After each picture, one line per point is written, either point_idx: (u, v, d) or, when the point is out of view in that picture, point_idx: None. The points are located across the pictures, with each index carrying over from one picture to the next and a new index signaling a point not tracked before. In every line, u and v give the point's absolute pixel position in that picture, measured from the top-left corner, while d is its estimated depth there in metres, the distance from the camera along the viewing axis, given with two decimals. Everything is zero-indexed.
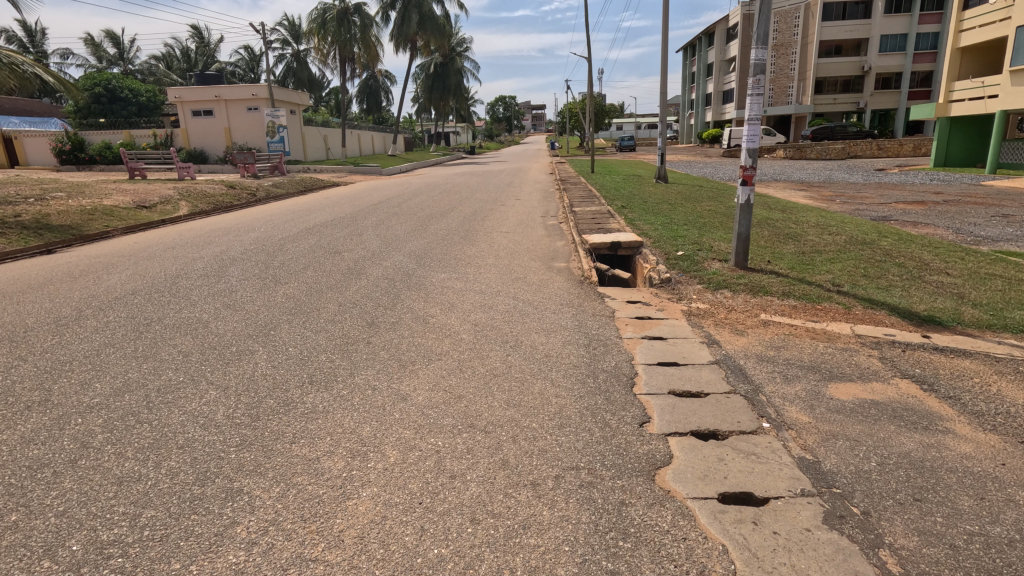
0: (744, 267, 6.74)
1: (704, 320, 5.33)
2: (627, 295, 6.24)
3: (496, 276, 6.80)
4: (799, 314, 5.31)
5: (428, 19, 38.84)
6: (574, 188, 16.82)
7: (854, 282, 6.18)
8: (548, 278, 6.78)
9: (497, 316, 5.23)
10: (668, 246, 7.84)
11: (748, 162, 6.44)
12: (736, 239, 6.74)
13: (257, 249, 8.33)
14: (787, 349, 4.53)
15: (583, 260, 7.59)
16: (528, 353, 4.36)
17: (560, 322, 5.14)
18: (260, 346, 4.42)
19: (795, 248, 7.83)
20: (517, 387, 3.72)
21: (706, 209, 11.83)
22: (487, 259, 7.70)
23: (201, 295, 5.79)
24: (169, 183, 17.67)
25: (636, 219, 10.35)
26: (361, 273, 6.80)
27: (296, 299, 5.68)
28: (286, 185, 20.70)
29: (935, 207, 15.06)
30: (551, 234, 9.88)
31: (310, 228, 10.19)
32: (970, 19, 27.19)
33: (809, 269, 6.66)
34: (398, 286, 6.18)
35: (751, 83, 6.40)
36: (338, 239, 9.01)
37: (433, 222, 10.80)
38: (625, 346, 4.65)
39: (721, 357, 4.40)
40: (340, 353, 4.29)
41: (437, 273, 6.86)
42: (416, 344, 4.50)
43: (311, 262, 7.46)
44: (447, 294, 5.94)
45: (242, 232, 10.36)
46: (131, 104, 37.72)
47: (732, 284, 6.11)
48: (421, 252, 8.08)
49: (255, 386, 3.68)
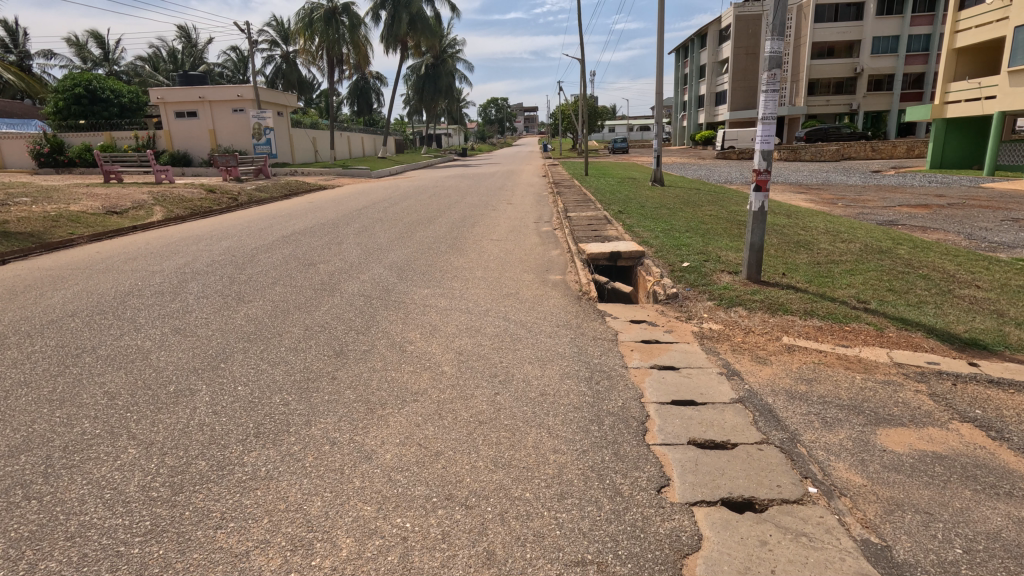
0: (757, 280, 6.16)
1: (719, 344, 4.73)
2: (631, 313, 5.63)
3: (485, 291, 6.19)
4: (825, 337, 4.73)
5: (418, 19, 38.13)
6: (569, 192, 16.21)
7: (881, 298, 5.59)
8: (542, 294, 6.16)
9: (484, 341, 4.59)
10: (672, 256, 7.23)
11: (761, 165, 5.86)
12: (748, 250, 6.17)
13: (227, 261, 7.65)
14: (820, 383, 3.92)
15: (580, 272, 7.00)
16: (521, 390, 3.72)
17: (556, 348, 4.51)
18: (205, 383, 3.73)
19: (809, 258, 7.26)
20: (508, 440, 3.08)
21: (708, 214, 11.25)
22: (477, 271, 7.09)
23: (150, 318, 5.10)
24: (144, 187, 16.86)
25: (635, 225, 9.76)
26: (335, 289, 6.14)
27: (257, 322, 5.01)
28: (270, 188, 19.95)
29: (940, 211, 14.61)
30: (545, 242, 9.26)
31: (286, 236, 9.50)
32: (966, 19, 26.92)
33: (828, 284, 6.09)
34: (375, 305, 5.54)
35: (765, 78, 5.80)
36: (316, 249, 8.33)
37: (419, 229, 10.16)
38: (633, 378, 4.03)
39: (744, 393, 3.79)
40: (298, 393, 3.61)
41: (421, 288, 6.24)
42: (388, 380, 3.84)
43: (283, 275, 6.79)
44: (429, 315, 5.30)
45: (215, 241, 9.66)
46: (113, 105, 36.61)
47: (746, 300, 5.53)
48: (404, 264, 7.42)
49: (186, 441, 3.00)
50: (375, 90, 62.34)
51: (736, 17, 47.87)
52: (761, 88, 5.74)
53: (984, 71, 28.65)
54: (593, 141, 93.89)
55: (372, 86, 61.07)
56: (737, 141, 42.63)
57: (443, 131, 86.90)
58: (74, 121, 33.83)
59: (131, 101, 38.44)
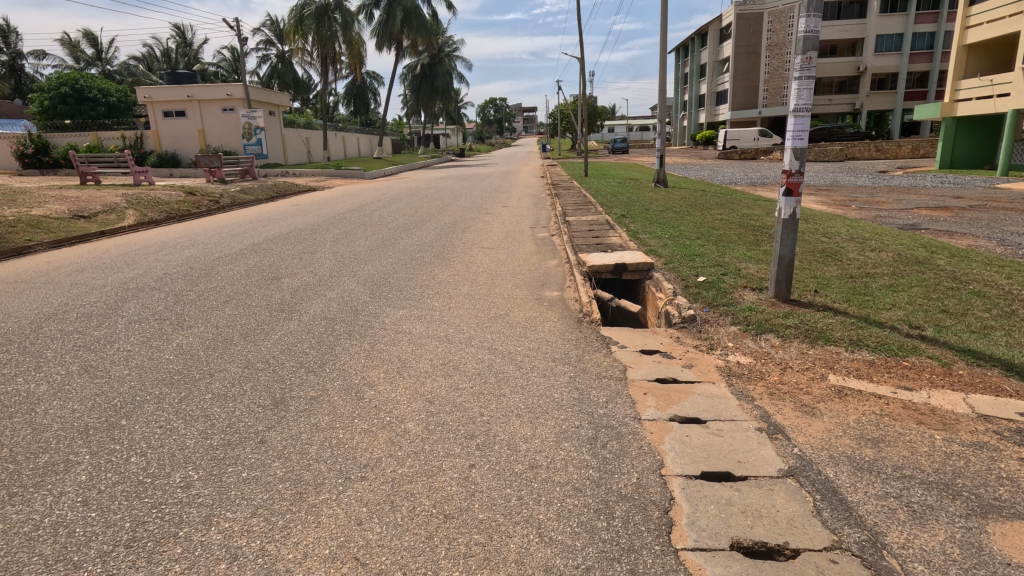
0: (787, 299, 5.29)
1: (751, 384, 3.88)
2: (641, 339, 4.80)
3: (471, 311, 5.34)
4: (881, 375, 3.87)
5: (414, 16, 37.27)
6: (568, 194, 15.35)
7: (937, 323, 4.71)
8: (536, 315, 5.29)
9: (463, 384, 3.73)
10: (685, 268, 6.37)
11: (793, 165, 5.00)
12: (776, 264, 5.29)
13: (182, 273, 6.77)
14: (891, 446, 3.02)
15: (581, 286, 6.19)
16: (506, 462, 2.83)
17: (551, 393, 3.64)
18: (91, 453, 2.84)
19: (840, 271, 6.41)
20: (481, 554, 2.20)
21: (719, 219, 10.37)
22: (463, 286, 6.24)
23: (59, 352, 4.20)
24: (120, 189, 15.97)
25: (639, 231, 8.90)
26: (296, 310, 5.26)
27: (192, 356, 4.12)
28: (256, 190, 19.07)
29: (961, 214, 13.74)
30: (541, 251, 8.38)
31: (256, 245, 8.60)
32: (978, 15, 26.17)
33: (871, 303, 5.22)
34: (338, 332, 4.66)
35: (799, 63, 4.88)
36: (286, 260, 7.45)
37: (403, 236, 9.28)
38: (649, 437, 3.18)
39: (796, 462, 2.91)
40: (210, 467, 2.72)
41: (396, 308, 5.37)
42: (332, 447, 2.94)
43: (241, 291, 5.93)
44: (402, 344, 4.44)
45: (180, 248, 8.79)
46: (101, 104, 35.88)
47: (779, 325, 4.68)
48: (381, 278, 6.54)
49: (22, 563, 2.10)
50: (372, 90, 61.46)
51: (737, 15, 47.11)
52: (793, 74, 4.84)
53: (995, 67, 27.82)
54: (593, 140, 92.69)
55: (369, 85, 60.17)
56: (739, 141, 41.81)
57: (442, 130, 86.13)
58: (60, 121, 32.93)
59: (119, 101, 37.52)
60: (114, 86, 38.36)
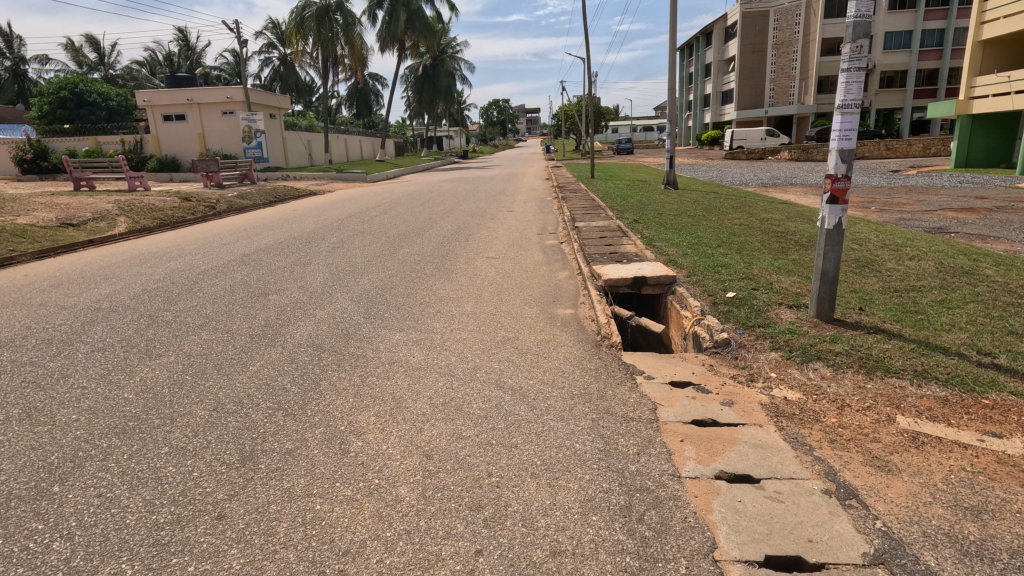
0: (829, 318, 4.71)
1: (804, 427, 3.30)
2: (669, 367, 4.24)
3: (475, 333, 4.80)
4: (960, 417, 3.27)
5: (416, 17, 36.78)
6: (575, 197, 14.84)
7: (1010, 348, 4.12)
8: (548, 338, 4.73)
9: (466, 429, 3.18)
10: (712, 282, 5.80)
11: (839, 169, 4.42)
12: (818, 279, 4.71)
13: (162, 290, 6.23)
14: (999, 520, 2.44)
15: (596, 302, 5.64)
16: (521, 547, 2.27)
17: (570, 443, 3.07)
18: (3, 537, 2.28)
19: (882, 284, 5.81)
20: None
21: (738, 224, 9.82)
22: (466, 303, 5.69)
23: (2, 390, 3.65)
24: (113, 196, 15.50)
25: (655, 238, 8.36)
26: (280, 335, 4.71)
27: (154, 396, 3.56)
28: (254, 195, 18.56)
29: (989, 215, 13.07)
30: (551, 261, 7.81)
31: (246, 256, 8.08)
32: (994, 9, 25.43)
33: (926, 323, 4.63)
34: (325, 364, 4.10)
35: (847, 53, 4.30)
36: (276, 274, 6.91)
37: (403, 245, 8.74)
38: (694, 503, 2.60)
39: (883, 544, 2.32)
40: (149, 559, 2.17)
41: (392, 331, 4.82)
42: (306, 526, 2.37)
43: (222, 311, 5.38)
44: (396, 377, 3.88)
45: (166, 259, 8.28)
46: (100, 108, 35.59)
47: (828, 352, 4.09)
48: (377, 294, 6.00)
49: None
50: (374, 92, 61.07)
51: (743, 14, 46.47)
52: (842, 66, 4.26)
53: (1011, 63, 27.07)
54: (597, 141, 92.01)
55: (371, 88, 59.76)
56: (746, 141, 41.18)
57: (444, 132, 85.72)
58: (59, 126, 32.62)
59: (118, 105, 37.18)
60: (114, 90, 38.00)
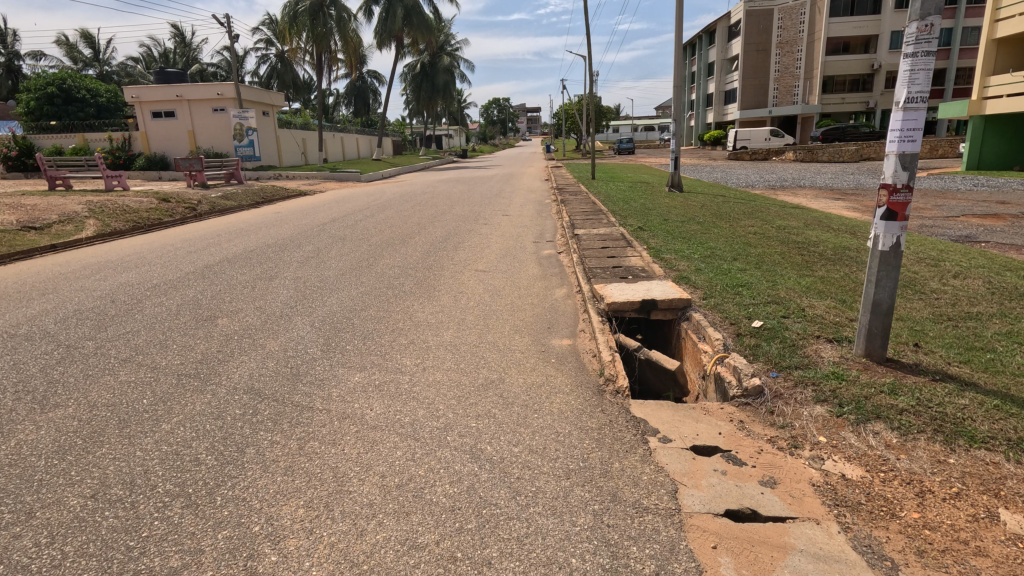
0: (882, 358, 3.87)
1: (879, 527, 2.48)
2: (688, 425, 3.41)
3: (452, 374, 3.96)
4: None
5: (414, 13, 35.90)
6: (574, 200, 14.04)
7: None
8: (539, 380, 3.90)
9: (422, 534, 2.35)
10: (733, 307, 4.97)
11: (898, 179, 3.60)
12: (868, 312, 3.88)
13: (96, 311, 5.41)
14: None
15: (598, 331, 4.81)
16: None
17: (563, 557, 2.25)
18: None
19: (932, 311, 4.98)
20: None
21: (752, 232, 9.00)
22: (446, 331, 4.84)
23: None
24: (87, 196, 14.66)
25: (663, 249, 7.55)
26: (216, 377, 3.87)
27: (21, 473, 2.72)
28: (239, 195, 17.69)
29: (1016, 223, 12.23)
30: (547, 275, 7.00)
31: (205, 268, 7.23)
32: (1009, 7, 24.55)
33: (1001, 367, 3.78)
34: (259, 422, 3.25)
35: (913, 32, 3.44)
36: (234, 290, 6.08)
37: (383, 255, 7.92)
38: None
39: None
40: None
41: (351, 371, 3.99)
42: None
43: (155, 341, 4.55)
44: (344, 442, 3.04)
45: (122, 270, 7.48)
46: (89, 105, 34.67)
47: (890, 408, 3.27)
48: (343, 318, 5.17)
49: None
50: (372, 90, 60.20)
51: (746, 12, 45.62)
52: (907, 48, 3.43)
53: None
54: (597, 140, 90.98)
55: (369, 85, 58.82)
56: (750, 141, 40.32)
57: (444, 131, 84.85)
58: (46, 122, 31.72)
59: (109, 101, 36.29)
60: (104, 86, 37.10)
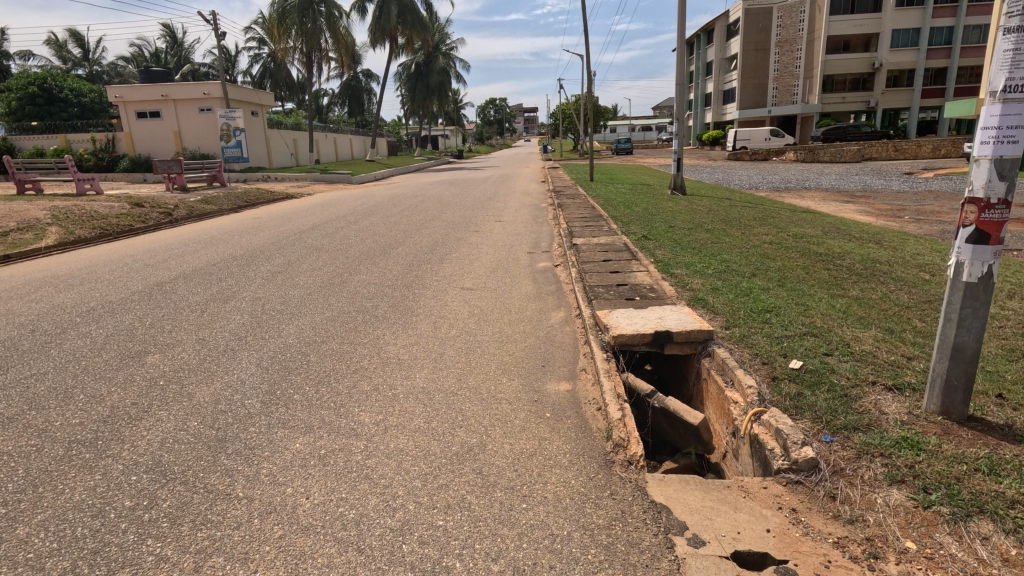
0: (962, 415, 3.06)
1: None
2: (725, 517, 2.58)
3: (420, 439, 3.12)
4: None
5: (406, 11, 35.01)
6: (572, 204, 13.22)
7: None
8: (532, 447, 3.07)
9: None
10: (764, 340, 4.14)
11: (993, 192, 2.79)
12: (945, 360, 3.07)
13: (8, 344, 4.57)
14: None
15: (602, 370, 4.00)
16: None
17: None
18: None
19: (1000, 345, 4.17)
20: None
21: (767, 241, 8.20)
22: (418, 373, 4.00)
23: None
24: (55, 201, 13.76)
25: (671, 262, 6.75)
26: (119, 447, 3.00)
27: None
28: (220, 199, 16.82)
29: None
30: (542, 294, 6.19)
31: (151, 287, 6.33)
32: None
33: None
34: (153, 525, 2.40)
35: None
36: (178, 316, 5.24)
37: (359, 270, 7.08)
38: None
39: None
40: None
41: (292, 435, 3.14)
42: None
43: (59, 390, 3.69)
44: (258, 559, 2.21)
45: (62, 288, 6.62)
46: (73, 105, 33.70)
47: (996, 498, 2.45)
48: (298, 355, 4.32)
49: None
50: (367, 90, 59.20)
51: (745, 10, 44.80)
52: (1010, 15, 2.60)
53: None
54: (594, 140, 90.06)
55: (363, 85, 57.87)
56: (750, 141, 39.64)
57: (440, 131, 83.83)
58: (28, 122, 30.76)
59: (93, 101, 35.29)
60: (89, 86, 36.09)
